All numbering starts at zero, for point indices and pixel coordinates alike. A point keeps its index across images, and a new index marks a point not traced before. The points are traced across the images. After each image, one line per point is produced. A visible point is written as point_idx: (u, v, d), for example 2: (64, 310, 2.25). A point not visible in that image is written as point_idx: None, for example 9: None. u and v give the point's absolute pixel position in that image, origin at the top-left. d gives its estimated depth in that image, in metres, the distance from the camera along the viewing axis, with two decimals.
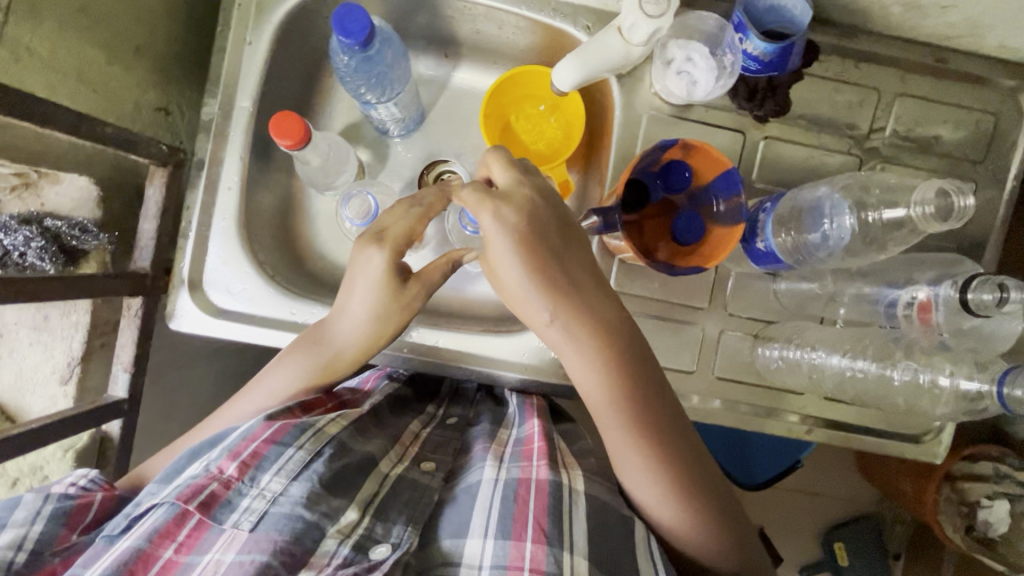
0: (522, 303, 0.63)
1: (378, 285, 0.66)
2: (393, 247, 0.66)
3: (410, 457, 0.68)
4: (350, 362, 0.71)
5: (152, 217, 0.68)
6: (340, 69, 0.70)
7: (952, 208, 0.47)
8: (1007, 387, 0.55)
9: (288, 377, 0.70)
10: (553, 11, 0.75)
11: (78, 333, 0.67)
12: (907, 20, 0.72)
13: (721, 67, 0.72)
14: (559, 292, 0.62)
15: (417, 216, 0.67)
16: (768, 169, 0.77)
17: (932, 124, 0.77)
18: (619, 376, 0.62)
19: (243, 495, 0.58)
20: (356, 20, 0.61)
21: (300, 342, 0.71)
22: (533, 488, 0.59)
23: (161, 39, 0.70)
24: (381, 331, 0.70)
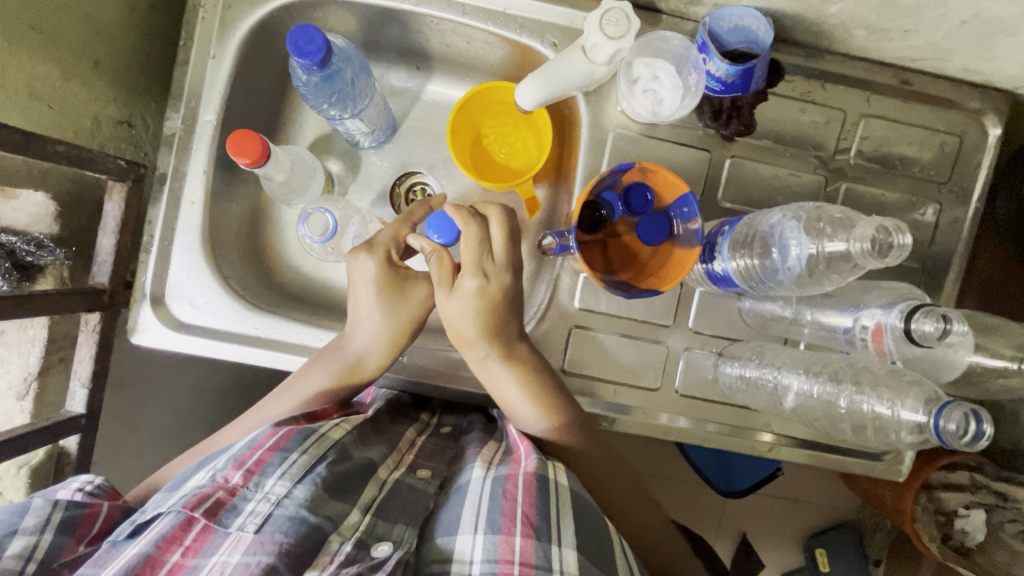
0: (462, 337, 0.71)
1: (377, 290, 0.71)
2: (382, 253, 0.71)
3: (407, 464, 0.69)
4: (371, 362, 0.72)
5: (111, 232, 0.67)
6: (301, 87, 0.70)
7: (888, 243, 0.48)
8: (942, 420, 0.55)
9: (314, 382, 0.71)
10: (520, 28, 0.75)
11: (35, 349, 0.67)
12: (871, 42, 0.72)
13: (686, 86, 0.73)
14: (498, 338, 0.70)
15: (402, 226, 0.73)
16: (733, 189, 0.78)
17: (896, 146, 0.77)
18: (552, 406, 0.71)
19: (248, 499, 0.56)
20: (312, 41, 0.61)
21: (323, 350, 0.73)
22: (521, 483, 0.60)
23: (120, 52, 0.69)
24: (397, 327, 0.72)
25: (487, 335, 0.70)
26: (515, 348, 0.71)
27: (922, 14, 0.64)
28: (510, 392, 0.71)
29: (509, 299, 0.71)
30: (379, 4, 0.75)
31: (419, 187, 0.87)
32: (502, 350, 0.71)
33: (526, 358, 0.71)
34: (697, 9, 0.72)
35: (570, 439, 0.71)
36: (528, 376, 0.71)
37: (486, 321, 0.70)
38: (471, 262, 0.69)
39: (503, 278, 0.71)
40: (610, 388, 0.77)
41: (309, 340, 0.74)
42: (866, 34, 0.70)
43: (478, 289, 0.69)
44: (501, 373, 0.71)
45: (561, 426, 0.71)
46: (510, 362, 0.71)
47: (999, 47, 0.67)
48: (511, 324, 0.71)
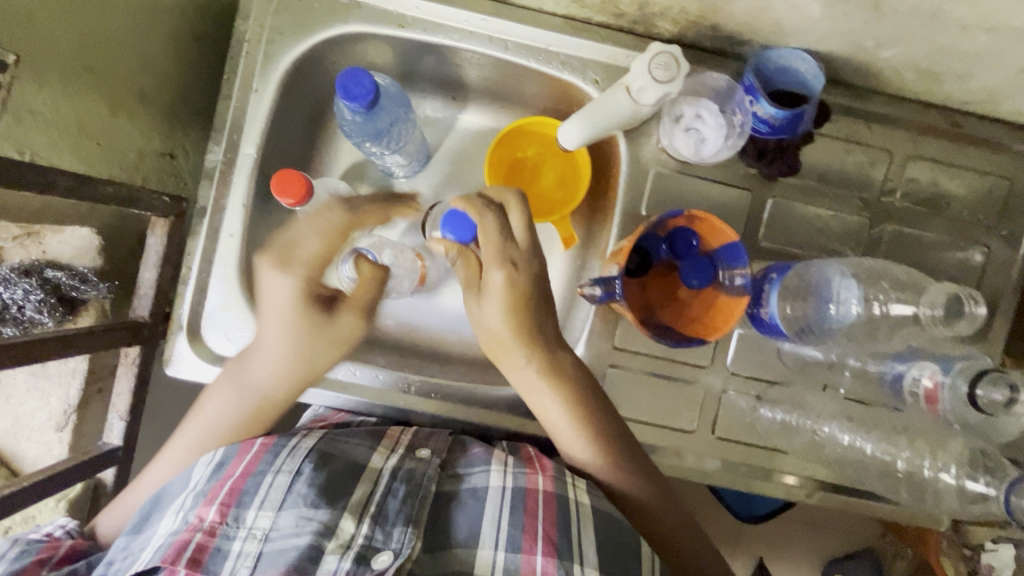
0: (500, 344, 0.71)
1: (281, 307, 0.71)
2: (300, 269, 0.72)
3: (403, 447, 0.67)
4: (279, 399, 0.71)
5: (152, 266, 0.67)
6: (343, 124, 0.70)
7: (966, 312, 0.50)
8: (1013, 496, 0.61)
9: (233, 410, 0.69)
10: (562, 64, 0.74)
11: (75, 381, 0.67)
12: (923, 85, 0.70)
13: (730, 125, 0.72)
14: (530, 338, 0.70)
15: (319, 229, 0.74)
16: (774, 229, 0.77)
17: (944, 189, 0.76)
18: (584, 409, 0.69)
19: (231, 538, 0.55)
20: (361, 84, 0.61)
21: (224, 372, 0.71)
22: (541, 499, 0.60)
23: (165, 86, 0.70)
24: (298, 368, 0.71)
25: (524, 341, 0.70)
26: (551, 356, 0.70)
27: (981, 62, 0.62)
28: (547, 405, 0.70)
29: (537, 282, 0.71)
30: (422, 39, 0.74)
31: None
32: (535, 360, 0.70)
33: (562, 367, 0.70)
34: (744, 49, 0.71)
35: (609, 447, 0.69)
36: (565, 385, 0.69)
37: (519, 322, 0.70)
38: (500, 256, 0.68)
39: (530, 271, 0.70)
40: (645, 429, 0.76)
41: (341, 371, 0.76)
42: (918, 77, 0.69)
43: (511, 286, 0.69)
44: (536, 377, 0.70)
45: (600, 435, 0.69)
46: (545, 373, 0.69)
47: None
48: (541, 327, 0.71)
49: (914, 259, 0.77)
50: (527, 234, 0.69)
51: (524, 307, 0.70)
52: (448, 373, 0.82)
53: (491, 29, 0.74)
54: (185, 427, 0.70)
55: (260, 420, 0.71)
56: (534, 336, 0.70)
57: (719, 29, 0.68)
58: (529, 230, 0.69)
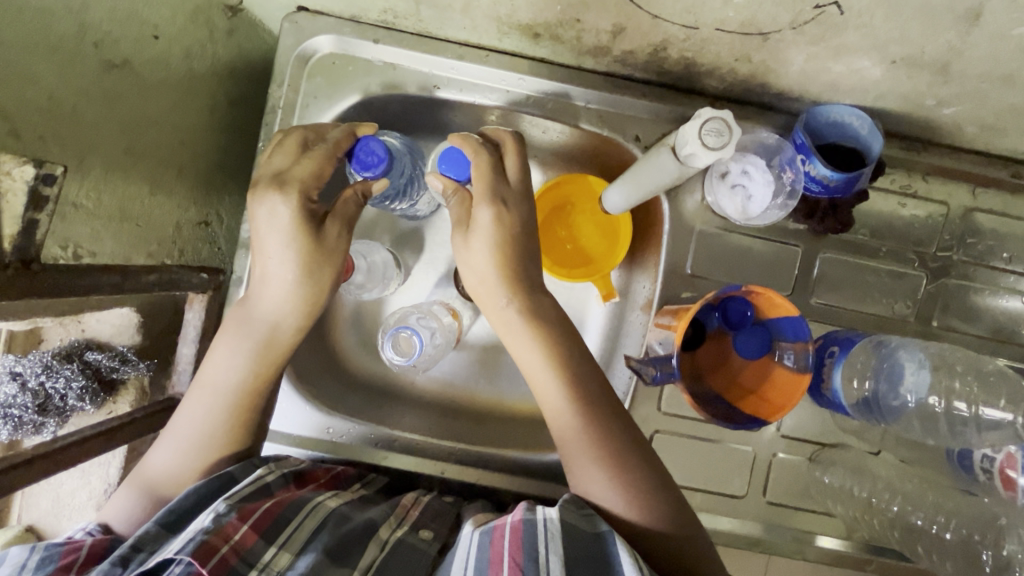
0: (483, 284, 0.63)
1: (286, 232, 0.60)
2: (301, 190, 0.59)
3: (410, 521, 0.64)
4: (288, 334, 0.63)
5: (191, 341, 0.66)
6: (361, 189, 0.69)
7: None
8: None
9: (216, 375, 0.62)
10: (601, 121, 0.72)
11: (114, 459, 0.67)
12: (983, 138, 0.67)
13: (779, 183, 0.69)
14: (516, 283, 0.63)
15: (323, 155, 0.60)
16: (824, 285, 0.74)
17: (1005, 242, 0.72)
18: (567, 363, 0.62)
19: (250, 568, 0.52)
20: (373, 153, 0.60)
21: (228, 324, 0.62)
22: (508, 529, 0.56)
23: (200, 156, 0.69)
24: (313, 294, 0.62)
25: (510, 284, 0.63)
26: (539, 304, 0.64)
27: None
28: (524, 351, 0.63)
29: (525, 233, 0.63)
30: (457, 98, 0.73)
31: None
32: (521, 303, 0.63)
33: (545, 315, 0.64)
34: (793, 104, 0.68)
35: (587, 407, 0.62)
36: (549, 335, 0.63)
37: (507, 266, 0.62)
38: (487, 194, 0.62)
39: (519, 210, 0.63)
40: (695, 495, 0.73)
41: (378, 442, 0.78)
42: (978, 131, 0.65)
43: (496, 223, 0.62)
44: (519, 324, 0.63)
45: (580, 392, 0.62)
46: (527, 319, 0.63)
47: None
48: (529, 275, 0.64)
49: (973, 315, 0.74)
50: (516, 180, 0.64)
51: (511, 247, 0.62)
52: (484, 437, 0.82)
53: (528, 87, 0.72)
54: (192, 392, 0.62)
55: (243, 418, 0.62)
56: (520, 282, 0.63)
57: (769, 87, 0.65)
58: (521, 177, 0.65)
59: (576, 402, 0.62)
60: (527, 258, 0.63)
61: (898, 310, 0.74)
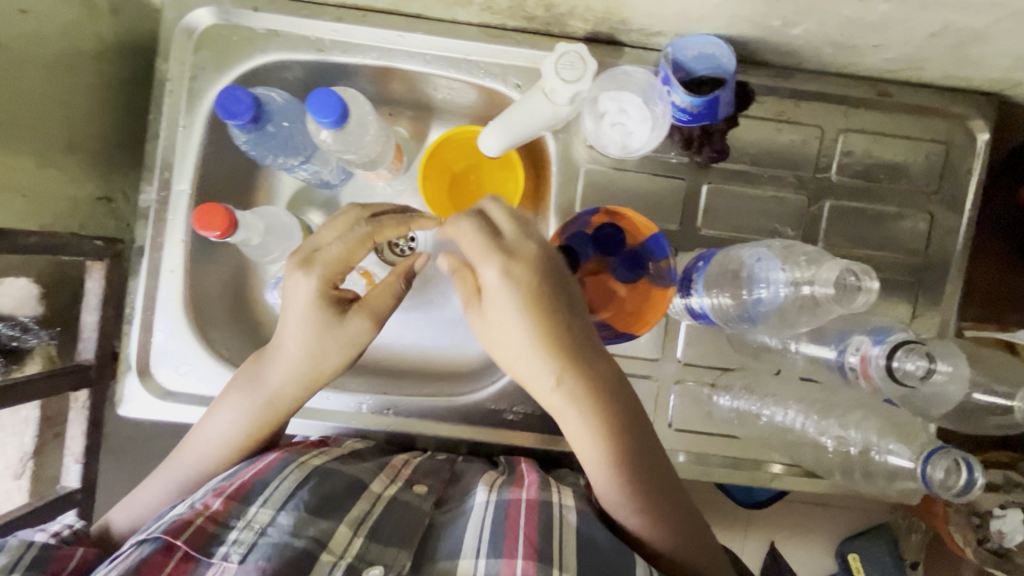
0: (521, 356, 0.56)
1: (301, 315, 0.62)
2: (317, 269, 0.62)
3: (403, 479, 0.66)
4: (286, 402, 0.66)
5: (93, 308, 0.69)
6: (241, 146, 0.68)
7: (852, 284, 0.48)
8: (932, 469, 0.56)
9: (224, 419, 0.66)
10: (482, 71, 0.74)
11: (28, 428, 0.68)
12: (843, 58, 0.69)
13: (654, 117, 0.72)
14: (555, 345, 0.55)
15: (357, 238, 0.63)
16: (712, 215, 0.76)
17: (880, 159, 0.75)
18: (604, 407, 0.57)
19: (230, 528, 0.55)
20: (239, 102, 0.58)
21: (238, 378, 0.67)
22: (523, 507, 0.59)
23: (93, 133, 0.71)
24: (314, 369, 0.65)
25: (567, 393, 0.57)
26: (592, 376, 0.57)
27: (889, 29, 0.61)
28: (572, 426, 0.58)
29: (555, 285, 0.56)
30: (342, 61, 0.75)
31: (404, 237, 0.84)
32: (574, 381, 0.56)
33: (588, 360, 0.56)
34: (659, 40, 0.71)
35: (619, 448, 0.58)
36: (605, 403, 0.57)
37: (547, 340, 0.55)
38: (497, 252, 0.55)
39: (535, 265, 0.55)
40: None
41: None
42: (834, 51, 0.68)
43: (518, 288, 0.54)
44: (567, 396, 0.57)
45: (614, 433, 0.58)
46: (574, 399, 0.57)
47: (974, 55, 0.65)
48: (569, 319, 0.56)
49: (857, 233, 0.76)
50: (523, 235, 0.57)
51: (559, 334, 0.55)
52: (402, 391, 0.82)
53: (408, 44, 0.74)
54: (192, 437, 0.67)
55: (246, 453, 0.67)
56: (563, 345, 0.55)
57: (627, 23, 0.68)
58: (526, 227, 0.58)
59: (612, 449, 0.58)
60: (576, 332, 0.56)
61: (785, 234, 0.76)
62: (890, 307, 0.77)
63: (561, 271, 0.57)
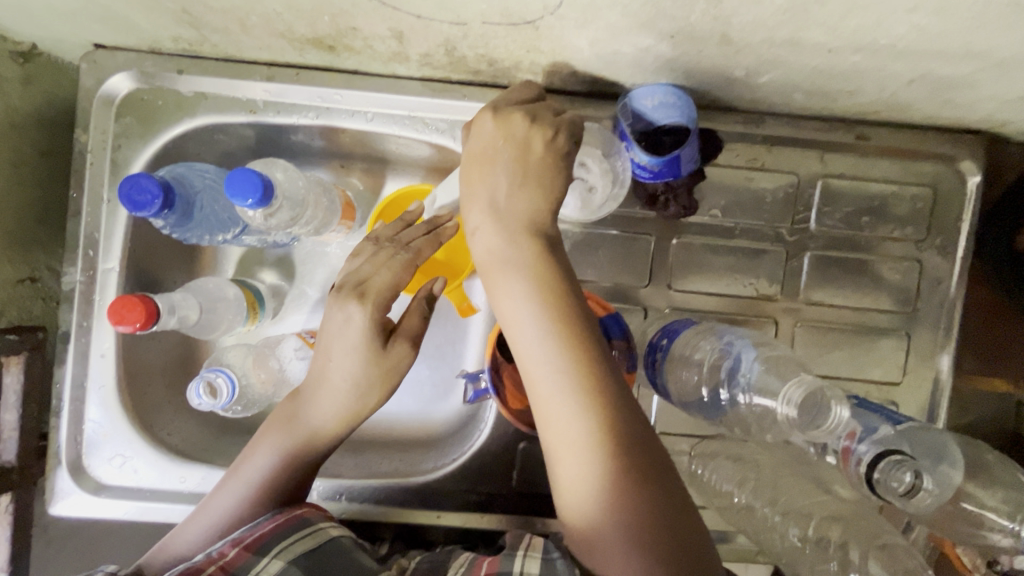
0: (485, 246, 0.53)
1: (353, 339, 0.56)
2: (376, 302, 0.56)
3: None
4: (328, 439, 0.59)
5: (12, 406, 0.63)
6: (165, 230, 0.63)
7: (819, 406, 0.46)
8: None
9: (262, 460, 0.59)
10: (428, 128, 0.69)
11: None
12: (816, 103, 0.64)
13: (614, 173, 0.66)
14: (507, 225, 0.52)
15: (402, 265, 0.58)
16: (683, 273, 0.71)
17: (863, 205, 0.69)
18: (564, 315, 0.50)
19: None
20: (144, 190, 0.52)
21: (276, 417, 0.61)
22: None
23: (8, 213, 0.66)
24: (359, 408, 0.58)
25: (517, 251, 0.52)
26: (550, 266, 0.51)
27: (864, 76, 0.56)
28: (527, 346, 0.50)
29: (525, 166, 0.53)
30: (277, 121, 0.69)
31: None
32: (525, 259, 0.51)
33: (545, 256, 0.52)
34: (616, 90, 0.65)
35: (573, 368, 0.49)
36: (564, 307, 0.50)
37: (505, 217, 0.53)
38: (490, 105, 0.54)
39: (519, 124, 0.54)
40: None
41: None
42: (807, 97, 0.62)
43: (490, 142, 0.54)
44: (517, 276, 0.51)
45: (570, 348, 0.49)
46: (519, 255, 0.52)
47: (959, 97, 0.59)
48: (526, 206, 0.53)
49: (841, 286, 0.71)
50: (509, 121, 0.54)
51: (521, 181, 0.53)
52: (358, 466, 0.75)
53: (347, 102, 0.68)
54: (227, 479, 0.59)
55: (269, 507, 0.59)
56: (516, 225, 0.52)
57: (579, 75, 0.63)
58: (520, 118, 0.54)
59: (567, 359, 0.49)
60: (542, 212, 0.53)
61: (763, 290, 0.71)
62: (879, 363, 0.71)
63: (546, 158, 0.54)
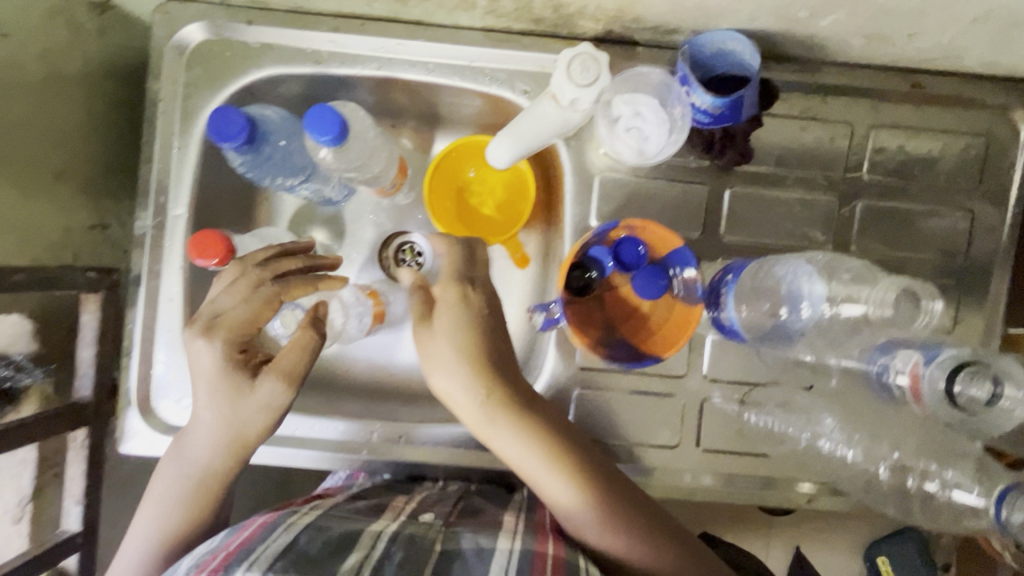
0: (423, 318, 0.61)
1: (207, 381, 0.60)
2: (226, 335, 0.59)
3: (405, 514, 0.62)
4: (221, 474, 0.62)
5: (90, 343, 0.66)
6: (237, 166, 0.65)
7: (905, 308, 0.56)
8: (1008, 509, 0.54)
9: (155, 512, 0.62)
10: (488, 78, 0.70)
11: (26, 470, 0.65)
12: (874, 49, 0.65)
13: (671, 119, 0.66)
14: (425, 322, 0.61)
15: (262, 299, 0.61)
16: (736, 222, 0.72)
17: (915, 155, 0.70)
18: (505, 382, 0.61)
19: None
20: (233, 123, 0.54)
21: (164, 467, 0.63)
22: (552, 559, 0.53)
23: (83, 158, 0.68)
24: (241, 437, 0.61)
25: (462, 325, 0.61)
26: (475, 328, 0.61)
27: (928, 16, 0.57)
28: (506, 446, 0.60)
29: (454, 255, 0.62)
30: (340, 73, 0.71)
31: (408, 247, 0.77)
32: (466, 329, 0.60)
33: (478, 321, 0.61)
34: (676, 37, 0.67)
35: (528, 420, 0.60)
36: (501, 377, 0.61)
37: (421, 298, 0.62)
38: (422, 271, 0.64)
39: (452, 251, 0.63)
40: (629, 451, 0.72)
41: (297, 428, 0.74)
42: (865, 42, 0.63)
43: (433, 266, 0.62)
44: (456, 359, 0.60)
45: (525, 416, 0.60)
46: (463, 327, 0.60)
47: (1020, 40, 0.60)
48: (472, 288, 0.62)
49: (893, 236, 0.72)
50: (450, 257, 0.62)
51: (471, 281, 0.62)
52: (413, 415, 0.78)
53: (409, 52, 0.70)
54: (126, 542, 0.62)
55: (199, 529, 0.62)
56: (464, 304, 0.61)
57: (641, 21, 0.64)
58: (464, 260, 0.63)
59: (516, 416, 0.60)
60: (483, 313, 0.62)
61: (816, 239, 0.72)
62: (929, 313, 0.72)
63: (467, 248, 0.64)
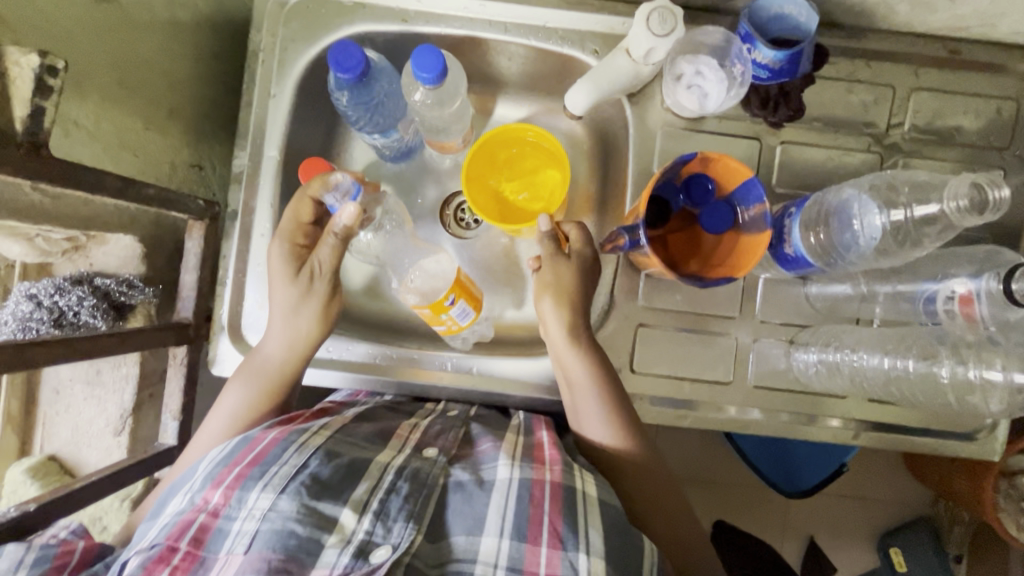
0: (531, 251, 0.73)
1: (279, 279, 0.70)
2: (291, 241, 0.70)
3: (412, 446, 0.64)
4: (283, 368, 0.70)
5: (192, 267, 0.71)
6: (340, 106, 0.71)
7: (987, 200, 0.49)
8: None
9: (233, 399, 0.69)
10: (561, 39, 0.77)
11: (128, 385, 0.79)
12: (915, 15, 0.72)
13: (731, 77, 0.73)
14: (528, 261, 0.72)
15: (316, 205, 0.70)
16: (787, 175, 0.77)
17: (951, 116, 0.76)
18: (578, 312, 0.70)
19: (232, 519, 0.53)
20: (351, 56, 0.61)
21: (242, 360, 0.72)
22: (548, 490, 0.57)
23: (190, 100, 0.74)
24: (301, 330, 0.70)
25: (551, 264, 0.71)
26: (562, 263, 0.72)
27: None
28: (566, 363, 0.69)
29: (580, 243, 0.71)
30: (424, 31, 0.77)
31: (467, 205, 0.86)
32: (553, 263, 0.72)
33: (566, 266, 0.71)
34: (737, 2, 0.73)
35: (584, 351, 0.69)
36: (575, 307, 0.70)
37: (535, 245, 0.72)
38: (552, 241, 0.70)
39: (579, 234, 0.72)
40: (684, 385, 0.77)
41: (378, 357, 0.79)
42: (908, 7, 0.70)
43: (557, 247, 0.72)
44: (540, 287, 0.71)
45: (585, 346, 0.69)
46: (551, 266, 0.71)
47: None
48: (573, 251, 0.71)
49: None
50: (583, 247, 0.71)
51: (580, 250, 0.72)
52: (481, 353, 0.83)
53: (490, 13, 0.77)
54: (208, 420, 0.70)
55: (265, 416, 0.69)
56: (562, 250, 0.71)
57: None
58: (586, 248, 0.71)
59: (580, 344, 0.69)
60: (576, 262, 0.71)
61: None
62: None
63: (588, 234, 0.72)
